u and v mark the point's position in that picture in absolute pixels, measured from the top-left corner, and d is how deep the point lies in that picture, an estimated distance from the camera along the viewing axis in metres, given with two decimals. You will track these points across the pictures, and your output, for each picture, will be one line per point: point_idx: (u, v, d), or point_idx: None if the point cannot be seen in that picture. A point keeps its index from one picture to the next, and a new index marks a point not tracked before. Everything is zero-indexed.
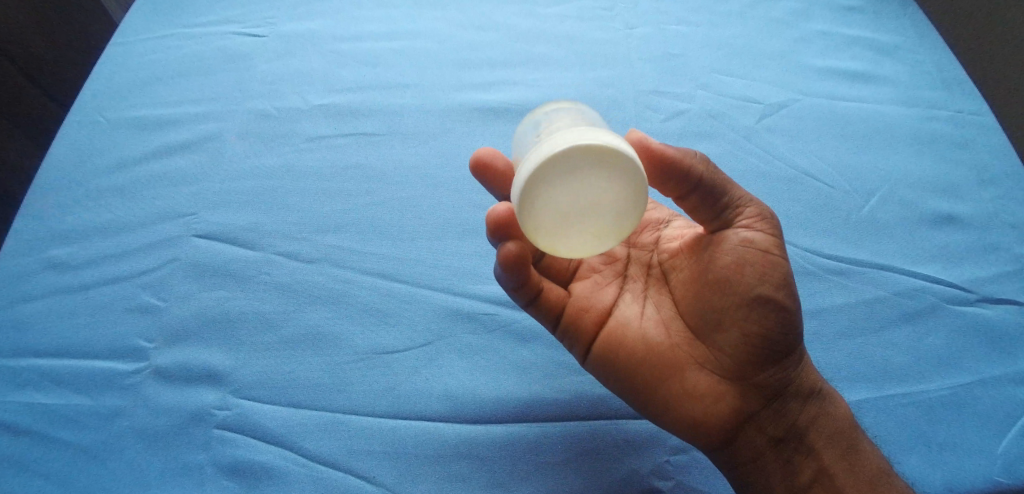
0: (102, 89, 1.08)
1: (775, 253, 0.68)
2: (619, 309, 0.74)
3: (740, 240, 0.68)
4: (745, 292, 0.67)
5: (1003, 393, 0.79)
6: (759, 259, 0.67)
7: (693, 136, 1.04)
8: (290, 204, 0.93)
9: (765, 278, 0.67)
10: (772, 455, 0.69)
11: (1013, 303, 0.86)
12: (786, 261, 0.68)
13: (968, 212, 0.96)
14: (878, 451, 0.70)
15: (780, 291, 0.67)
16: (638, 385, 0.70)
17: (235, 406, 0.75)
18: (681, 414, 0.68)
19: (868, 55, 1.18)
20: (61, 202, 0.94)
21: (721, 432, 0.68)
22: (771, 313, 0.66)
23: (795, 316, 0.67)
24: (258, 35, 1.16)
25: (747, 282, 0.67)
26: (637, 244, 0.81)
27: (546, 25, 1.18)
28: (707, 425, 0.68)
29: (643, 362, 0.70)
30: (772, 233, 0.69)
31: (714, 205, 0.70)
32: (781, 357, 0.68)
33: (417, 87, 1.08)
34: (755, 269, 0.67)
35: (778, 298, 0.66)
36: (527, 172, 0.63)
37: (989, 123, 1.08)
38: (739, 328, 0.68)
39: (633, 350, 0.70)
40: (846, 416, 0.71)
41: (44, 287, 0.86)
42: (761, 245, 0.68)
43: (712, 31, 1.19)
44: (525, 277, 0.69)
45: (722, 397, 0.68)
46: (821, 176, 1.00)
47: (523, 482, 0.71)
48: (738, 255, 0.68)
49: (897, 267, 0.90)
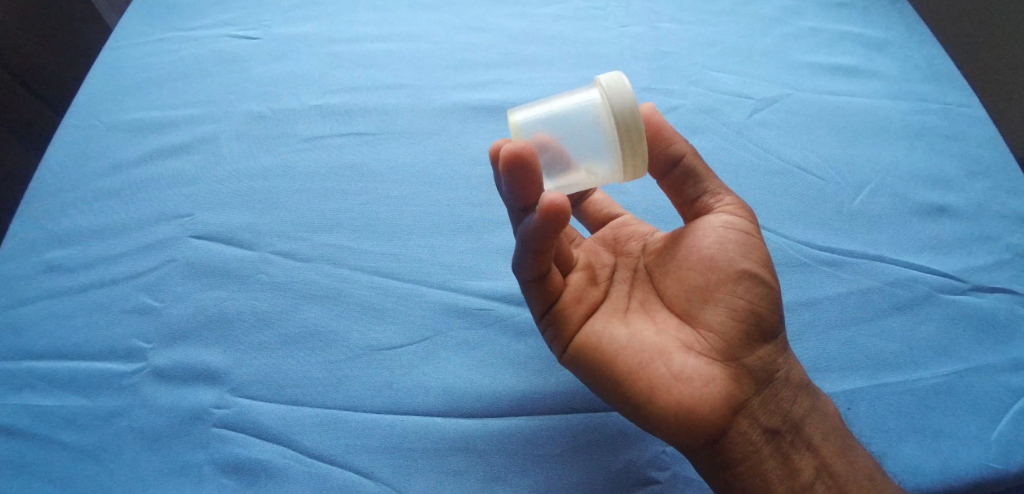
0: (97, 93, 1.08)
1: (755, 235, 0.73)
2: (608, 302, 0.74)
3: (723, 222, 0.73)
4: (731, 267, 0.70)
5: (996, 381, 0.80)
6: (741, 236, 0.72)
7: (685, 132, 1.04)
8: (286, 204, 0.94)
9: (748, 256, 0.71)
10: (770, 450, 0.68)
11: (1004, 291, 0.87)
12: (765, 245, 0.73)
13: (959, 203, 0.97)
14: (868, 453, 0.71)
15: (763, 269, 0.71)
16: (624, 371, 0.67)
17: (233, 404, 0.75)
18: (675, 400, 0.65)
19: (858, 50, 1.19)
20: (57, 205, 0.94)
21: (715, 422, 0.66)
22: (757, 287, 0.69)
23: (778, 296, 0.71)
24: (254, 37, 1.16)
25: (732, 258, 0.70)
26: (623, 252, 0.81)
27: (540, 25, 1.19)
28: (700, 413, 0.65)
29: (629, 345, 0.68)
30: (748, 218, 0.74)
31: (695, 186, 0.77)
32: (767, 340, 0.70)
33: (412, 88, 1.08)
34: (738, 246, 0.71)
35: (761, 275, 0.70)
36: (628, 96, 0.65)
37: (979, 116, 1.09)
38: (728, 305, 0.69)
39: (621, 337, 0.69)
40: (835, 415, 0.72)
41: (41, 290, 0.85)
42: (742, 226, 0.73)
43: (704, 30, 1.20)
44: (547, 242, 0.66)
45: (714, 383, 0.66)
46: (813, 170, 1.00)
47: (523, 476, 0.72)
48: (721, 235, 0.72)
49: (889, 257, 0.90)
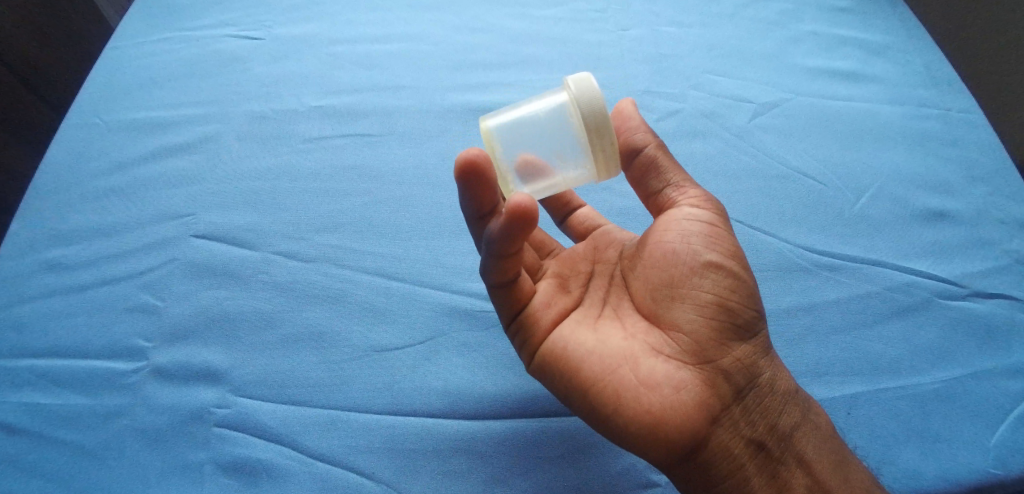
0: (100, 92, 1.09)
1: (720, 226, 0.72)
2: (582, 309, 0.74)
3: (687, 215, 0.72)
4: (696, 260, 0.69)
5: (995, 386, 0.80)
6: (706, 228, 0.71)
7: (685, 136, 1.05)
8: (287, 204, 0.94)
9: (714, 247, 0.70)
10: (746, 457, 0.67)
11: (1003, 297, 0.88)
12: (733, 237, 0.72)
13: (958, 208, 0.98)
14: (866, 469, 0.70)
15: (730, 261, 0.70)
16: (592, 378, 0.66)
17: (234, 404, 0.75)
18: (644, 406, 0.64)
19: (858, 55, 1.19)
20: (60, 204, 0.94)
21: (688, 429, 0.64)
22: (723, 278, 0.69)
23: (748, 289, 0.70)
24: (255, 37, 1.16)
25: (697, 251, 0.70)
26: (601, 260, 0.80)
27: (541, 27, 1.19)
28: (669, 419, 0.64)
29: (597, 350, 0.68)
30: (715, 210, 0.73)
31: (658, 180, 0.76)
32: (739, 338, 0.69)
33: (413, 89, 1.09)
34: (703, 238, 0.70)
35: (727, 267, 0.69)
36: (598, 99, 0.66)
37: (978, 121, 1.10)
38: (695, 299, 0.68)
39: (589, 343, 0.68)
40: (827, 426, 0.71)
41: (42, 289, 0.85)
42: (707, 217, 0.72)
43: (704, 33, 1.21)
44: (512, 245, 0.67)
45: (684, 389, 0.65)
46: (814, 174, 1.01)
47: (523, 478, 0.72)
48: (684, 228, 0.71)
49: (889, 262, 0.91)
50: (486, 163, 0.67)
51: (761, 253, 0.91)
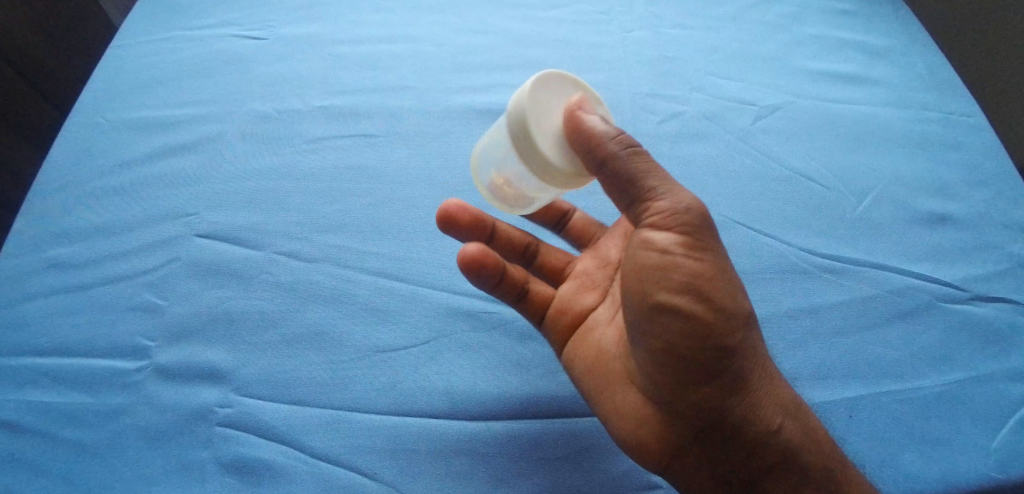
0: (104, 91, 1.09)
1: (677, 254, 0.66)
2: (598, 312, 0.78)
3: (643, 244, 0.68)
4: (647, 297, 0.67)
5: (996, 389, 0.80)
6: (659, 260, 0.67)
7: (688, 138, 1.05)
8: (290, 205, 0.94)
9: (664, 281, 0.66)
10: (733, 476, 0.68)
11: (1005, 301, 0.87)
12: (693, 264, 0.66)
13: (960, 212, 0.98)
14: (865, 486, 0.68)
15: (681, 296, 0.65)
16: (586, 392, 0.74)
17: (236, 403, 0.75)
18: (616, 433, 0.71)
19: (860, 58, 1.19)
20: (63, 203, 0.95)
21: (656, 455, 0.69)
22: (671, 318, 0.65)
23: (704, 325, 0.65)
24: (259, 37, 1.16)
25: (647, 288, 0.67)
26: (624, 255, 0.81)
27: (544, 29, 1.20)
28: (637, 446, 0.70)
29: (591, 366, 0.74)
30: (676, 233, 0.67)
31: (622, 200, 0.70)
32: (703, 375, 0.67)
33: (416, 90, 1.09)
34: (654, 272, 0.67)
35: (676, 305, 0.65)
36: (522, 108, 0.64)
37: (980, 125, 1.10)
38: (648, 338, 0.68)
39: (587, 357, 0.75)
40: (827, 443, 0.69)
41: (45, 287, 0.86)
42: (662, 246, 0.67)
43: (707, 36, 1.21)
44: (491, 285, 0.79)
45: (647, 421, 0.70)
46: (816, 177, 1.01)
47: (524, 478, 0.72)
48: (638, 260, 0.68)
49: (891, 265, 0.91)
50: (461, 213, 0.84)
51: (762, 256, 0.91)
